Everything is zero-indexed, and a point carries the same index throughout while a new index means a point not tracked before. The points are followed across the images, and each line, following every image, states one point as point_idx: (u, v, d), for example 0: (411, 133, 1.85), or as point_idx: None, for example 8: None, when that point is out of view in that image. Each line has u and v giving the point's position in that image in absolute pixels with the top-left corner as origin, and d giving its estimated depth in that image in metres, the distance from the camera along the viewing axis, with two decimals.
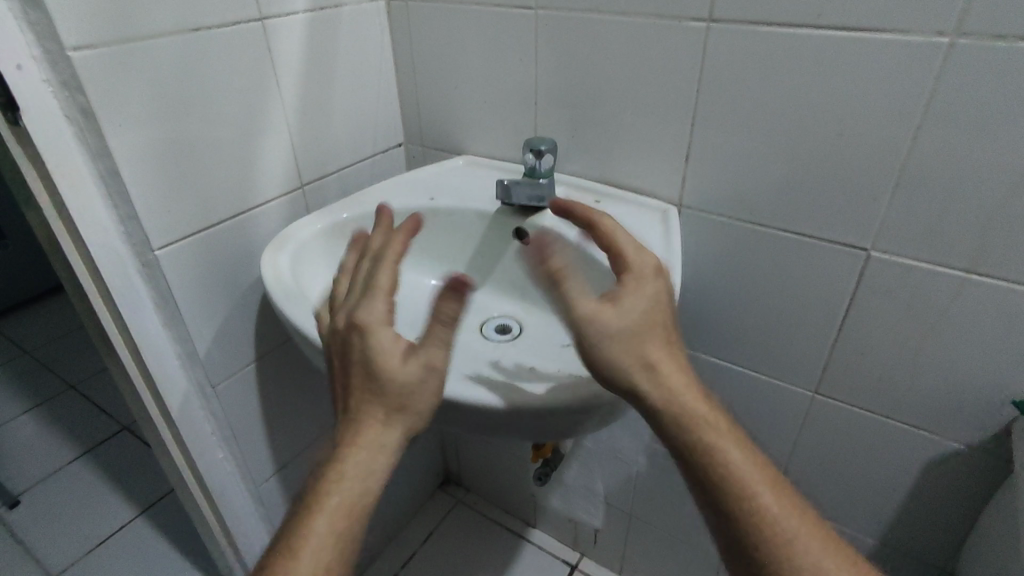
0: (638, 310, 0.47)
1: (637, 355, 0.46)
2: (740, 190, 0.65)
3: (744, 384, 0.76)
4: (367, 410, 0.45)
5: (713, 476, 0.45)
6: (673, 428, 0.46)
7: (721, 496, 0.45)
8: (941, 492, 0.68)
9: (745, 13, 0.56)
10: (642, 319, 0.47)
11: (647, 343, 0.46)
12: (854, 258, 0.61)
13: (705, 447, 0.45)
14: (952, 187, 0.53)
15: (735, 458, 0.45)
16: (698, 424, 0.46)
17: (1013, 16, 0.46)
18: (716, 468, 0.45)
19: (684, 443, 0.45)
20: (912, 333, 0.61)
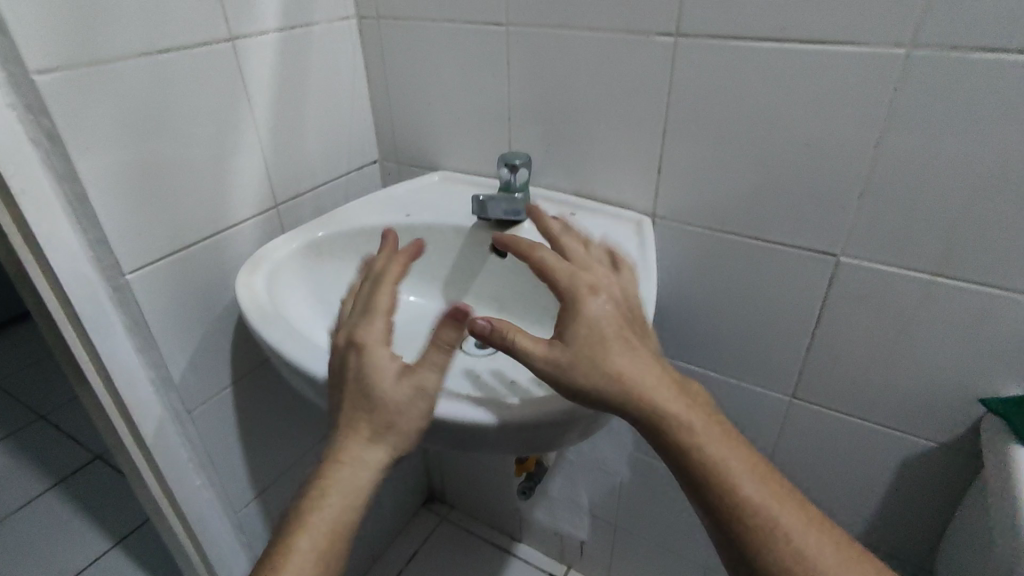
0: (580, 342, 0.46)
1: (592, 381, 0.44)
2: (711, 200, 0.66)
3: (724, 391, 0.77)
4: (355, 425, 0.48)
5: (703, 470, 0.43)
6: (656, 433, 0.44)
7: (714, 491, 0.43)
8: (916, 490, 0.70)
9: (710, 28, 0.58)
10: (590, 337, 0.46)
11: (602, 365, 0.45)
12: (825, 264, 0.62)
13: (694, 440, 0.43)
14: (914, 192, 0.55)
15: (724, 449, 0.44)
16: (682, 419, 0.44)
17: (966, 28, 0.48)
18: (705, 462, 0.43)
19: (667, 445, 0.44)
20: (883, 335, 0.63)
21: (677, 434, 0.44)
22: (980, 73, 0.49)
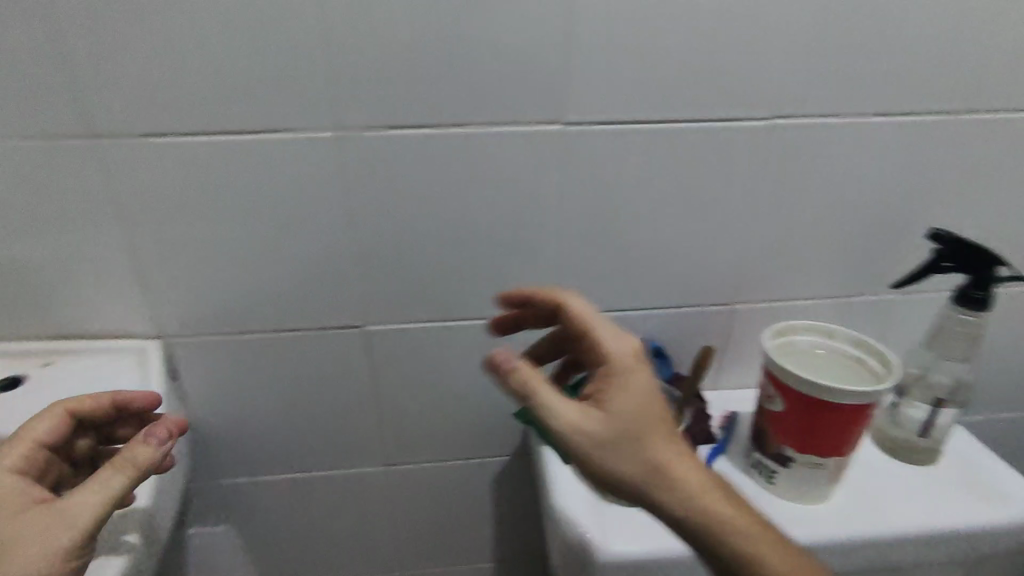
0: (642, 381, 0.44)
1: (644, 455, 0.43)
2: (220, 304, 0.59)
3: (322, 487, 0.72)
4: None
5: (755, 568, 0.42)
6: (699, 542, 0.43)
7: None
8: (514, 501, 0.76)
9: (133, 128, 0.50)
10: (620, 421, 0.43)
11: (651, 429, 0.43)
12: (355, 335, 0.62)
13: (743, 566, 0.43)
14: (397, 255, 0.58)
15: (768, 552, 0.43)
16: (726, 516, 0.43)
17: (371, 110, 0.51)
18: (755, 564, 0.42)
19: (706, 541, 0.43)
20: (431, 383, 0.66)
21: (716, 546, 0.43)
22: (401, 146, 0.53)
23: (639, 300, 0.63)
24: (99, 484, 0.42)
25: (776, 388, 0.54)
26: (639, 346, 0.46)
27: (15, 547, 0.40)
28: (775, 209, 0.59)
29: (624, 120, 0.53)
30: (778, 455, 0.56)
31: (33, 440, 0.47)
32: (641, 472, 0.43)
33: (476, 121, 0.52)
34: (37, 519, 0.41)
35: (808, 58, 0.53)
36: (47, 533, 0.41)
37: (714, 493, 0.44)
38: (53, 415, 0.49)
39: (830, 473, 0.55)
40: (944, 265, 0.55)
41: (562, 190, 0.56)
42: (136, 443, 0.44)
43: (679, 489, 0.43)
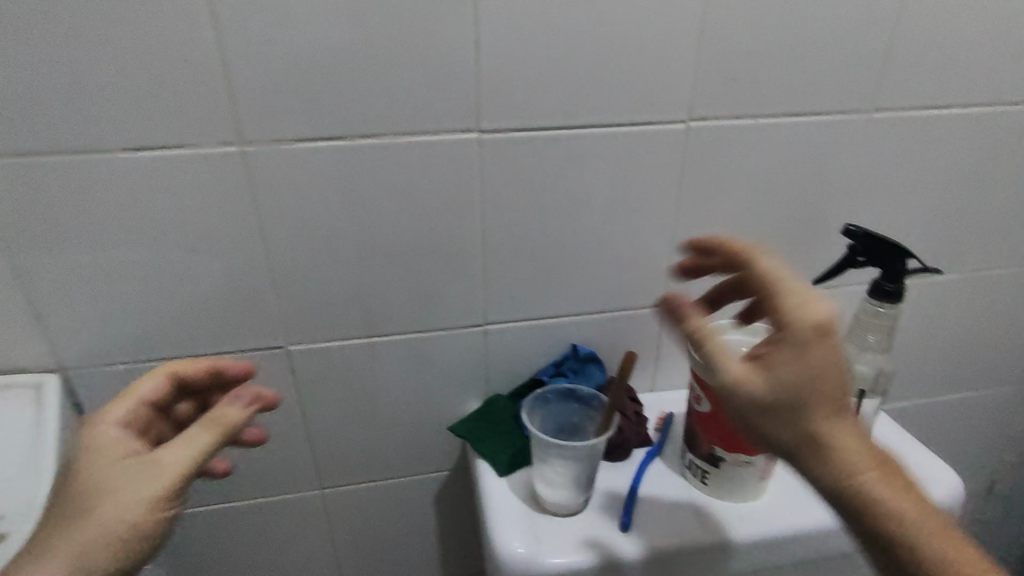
0: (830, 352, 0.37)
1: (808, 430, 0.38)
2: (126, 331, 0.55)
3: (254, 514, 0.69)
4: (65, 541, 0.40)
5: (906, 560, 0.38)
6: (855, 523, 0.39)
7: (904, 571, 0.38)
8: (457, 517, 0.74)
9: (11, 148, 0.47)
10: (794, 388, 0.37)
11: (822, 405, 0.37)
12: (276, 357, 0.60)
13: (893, 557, 0.38)
14: (315, 272, 0.56)
15: (929, 548, 0.38)
16: (895, 505, 0.38)
17: (275, 123, 0.49)
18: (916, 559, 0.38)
19: (859, 524, 0.39)
20: (361, 400, 0.64)
21: (872, 531, 0.38)
22: (310, 159, 0.51)
23: (569, 306, 0.62)
24: (190, 442, 0.44)
25: (703, 389, 0.54)
26: (836, 313, 0.38)
27: (107, 491, 0.41)
28: (698, 211, 0.60)
29: (539, 126, 0.53)
30: (709, 455, 0.56)
31: (140, 398, 0.49)
32: (807, 443, 0.38)
33: (387, 132, 0.51)
34: (133, 468, 0.43)
35: (717, 61, 0.53)
36: (133, 483, 0.42)
37: (882, 479, 0.38)
38: (160, 375, 0.51)
39: (760, 470, 0.56)
40: (859, 261, 0.56)
41: (482, 198, 0.55)
42: (224, 408, 0.46)
43: (843, 470, 0.38)
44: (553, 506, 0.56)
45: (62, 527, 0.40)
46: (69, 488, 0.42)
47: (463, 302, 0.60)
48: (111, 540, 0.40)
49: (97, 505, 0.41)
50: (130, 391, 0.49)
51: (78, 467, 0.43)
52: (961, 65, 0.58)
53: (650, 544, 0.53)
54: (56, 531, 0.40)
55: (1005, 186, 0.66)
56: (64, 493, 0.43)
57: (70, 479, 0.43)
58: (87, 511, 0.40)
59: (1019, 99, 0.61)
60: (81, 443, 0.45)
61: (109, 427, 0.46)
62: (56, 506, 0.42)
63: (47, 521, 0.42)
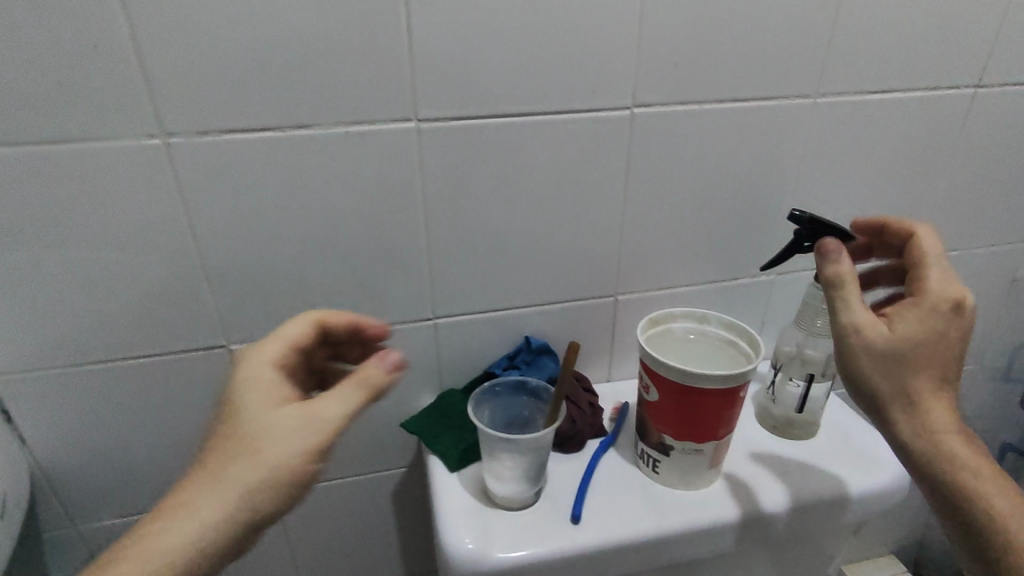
0: (956, 322, 0.44)
1: (908, 382, 0.44)
2: (56, 333, 0.53)
3: None
4: (217, 479, 0.39)
5: (969, 506, 0.44)
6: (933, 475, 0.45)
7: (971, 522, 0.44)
8: (416, 514, 0.73)
9: None
10: (911, 350, 0.43)
11: (927, 363, 0.44)
12: (218, 356, 0.58)
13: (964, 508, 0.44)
14: (254, 267, 0.54)
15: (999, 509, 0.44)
16: (966, 455, 0.44)
17: (200, 114, 0.47)
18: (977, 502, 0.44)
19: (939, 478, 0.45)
20: None
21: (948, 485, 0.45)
22: (241, 151, 0.49)
23: (521, 297, 0.62)
24: (341, 399, 0.42)
25: (651, 377, 0.54)
26: (968, 293, 0.45)
27: (261, 445, 0.40)
28: (648, 199, 0.59)
29: (480, 115, 0.52)
30: (660, 444, 0.56)
31: (289, 339, 0.47)
32: (904, 393, 0.44)
33: (321, 123, 0.49)
34: (289, 415, 0.41)
35: (660, 47, 0.52)
36: (279, 442, 0.40)
37: (960, 435, 0.45)
38: (306, 319, 0.48)
39: (709, 457, 0.56)
40: (806, 245, 0.56)
41: (426, 189, 0.54)
42: (367, 368, 0.43)
43: (927, 420, 0.44)
44: (504, 501, 0.55)
45: (207, 471, 0.40)
46: (222, 424, 0.41)
47: (410, 296, 0.59)
48: (249, 501, 0.39)
49: (251, 447, 0.40)
50: (280, 331, 0.47)
51: (229, 404, 0.42)
52: (905, 50, 0.58)
53: (599, 536, 0.53)
54: (203, 475, 0.40)
55: (950, 171, 0.67)
56: (216, 428, 0.42)
57: (224, 414, 0.42)
58: (241, 463, 0.39)
59: (961, 84, 0.61)
60: (234, 378, 0.44)
61: (262, 367, 0.44)
62: (208, 439, 0.42)
63: (199, 453, 0.42)
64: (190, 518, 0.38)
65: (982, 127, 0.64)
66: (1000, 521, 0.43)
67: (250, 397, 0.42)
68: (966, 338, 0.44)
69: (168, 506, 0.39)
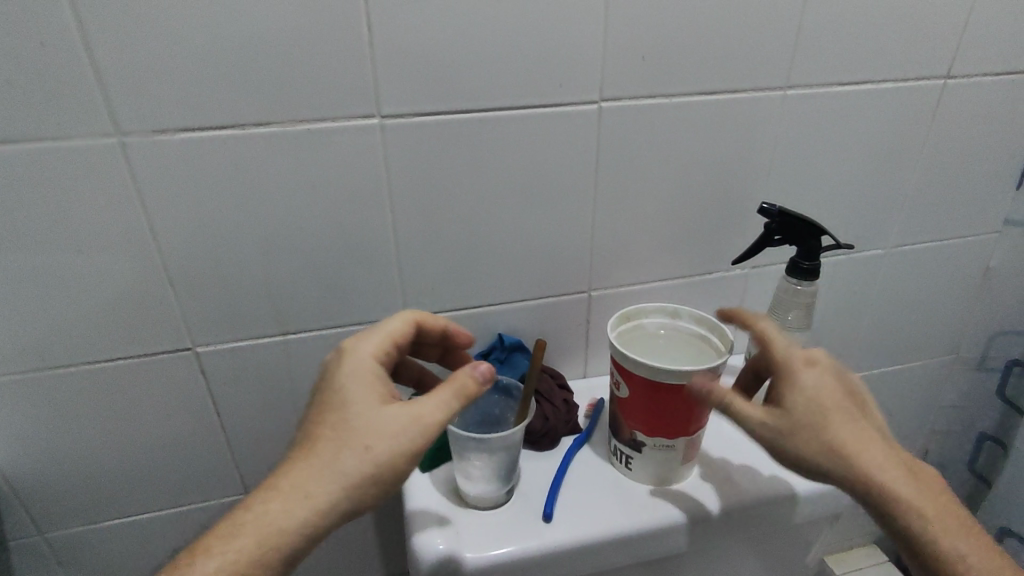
0: (825, 378, 0.46)
1: (831, 446, 0.45)
2: (14, 338, 0.52)
3: (177, 524, 0.66)
4: (326, 467, 0.42)
5: (937, 546, 0.46)
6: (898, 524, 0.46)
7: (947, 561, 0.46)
8: (393, 515, 0.72)
9: None
10: (817, 414, 0.45)
11: (836, 421, 0.45)
12: (184, 359, 0.57)
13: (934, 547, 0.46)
14: (218, 268, 0.53)
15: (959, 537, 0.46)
16: (913, 496, 0.46)
17: (154, 112, 0.46)
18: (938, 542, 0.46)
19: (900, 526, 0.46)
20: (280, 401, 0.62)
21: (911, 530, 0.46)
22: (199, 150, 0.48)
23: (493, 295, 0.61)
24: (440, 403, 0.45)
25: (623, 374, 0.54)
26: (814, 350, 0.48)
27: (369, 443, 0.43)
28: (618, 194, 0.59)
29: (445, 111, 0.51)
30: (632, 441, 0.56)
31: (393, 336, 0.50)
32: (836, 459, 0.45)
33: (283, 120, 0.49)
34: (395, 414, 0.44)
35: (626, 41, 0.52)
36: (385, 443, 0.43)
37: (900, 475, 0.46)
38: (406, 318, 0.51)
39: (681, 453, 0.56)
40: (777, 238, 0.57)
41: (392, 186, 0.53)
42: (463, 375, 0.45)
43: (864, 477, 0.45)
44: (475, 500, 0.55)
45: (316, 460, 0.43)
46: (327, 415, 0.44)
47: (380, 295, 0.58)
48: (357, 489, 0.42)
49: (361, 440, 0.43)
50: (381, 329, 0.50)
51: (333, 396, 0.45)
52: (872, 42, 0.58)
53: (571, 534, 0.53)
54: (312, 463, 0.43)
55: (922, 162, 0.67)
56: (321, 417, 0.45)
57: (328, 404, 0.45)
58: (354, 454, 0.42)
59: (930, 75, 0.61)
60: (336, 369, 0.47)
61: (362, 363, 0.47)
62: (312, 426, 0.45)
63: (303, 437, 0.45)
64: (301, 503, 0.42)
65: (952, 118, 0.65)
66: (963, 551, 0.45)
67: (356, 393, 0.45)
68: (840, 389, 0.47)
69: (278, 488, 0.42)
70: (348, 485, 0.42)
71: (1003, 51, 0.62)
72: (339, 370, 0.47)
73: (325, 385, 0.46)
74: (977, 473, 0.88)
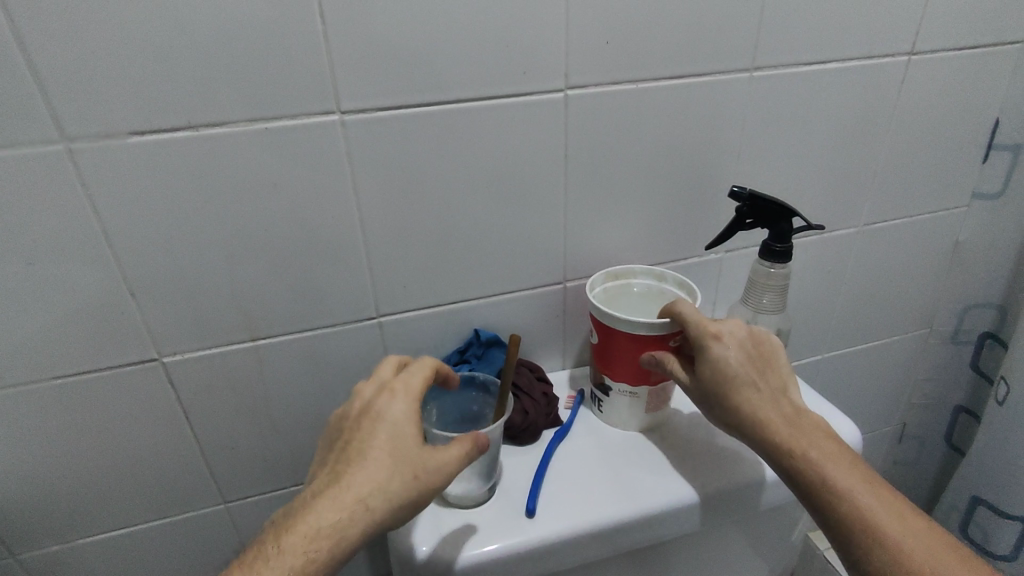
0: (728, 345, 0.51)
1: (723, 399, 0.51)
2: None
3: (154, 538, 0.64)
4: (380, 485, 0.43)
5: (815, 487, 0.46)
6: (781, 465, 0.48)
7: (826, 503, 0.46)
8: None
9: None
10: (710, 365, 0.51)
11: (725, 372, 0.51)
12: (150, 370, 0.55)
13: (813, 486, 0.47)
14: (179, 275, 0.52)
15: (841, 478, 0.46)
16: (795, 442, 0.48)
17: (101, 117, 0.44)
18: (819, 480, 0.46)
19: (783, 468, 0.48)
20: (254, 408, 0.60)
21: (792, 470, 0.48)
22: (151, 154, 0.46)
23: (466, 291, 0.60)
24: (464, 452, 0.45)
25: (594, 323, 0.59)
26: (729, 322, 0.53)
27: (418, 473, 0.43)
28: (587, 183, 0.58)
29: (407, 104, 0.50)
30: (601, 385, 0.61)
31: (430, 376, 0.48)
32: (728, 409, 0.51)
33: (238, 119, 0.47)
34: (437, 452, 0.44)
35: (589, 25, 0.51)
36: (432, 474, 0.44)
37: (777, 418, 0.49)
38: (435, 362, 0.50)
39: (646, 401, 0.60)
40: (748, 222, 0.56)
41: (357, 184, 0.52)
42: (476, 437, 0.46)
43: (748, 424, 0.50)
44: (455, 500, 0.54)
45: (373, 479, 0.43)
46: (382, 436, 0.44)
47: (350, 295, 0.57)
48: (403, 509, 0.43)
49: (412, 469, 0.43)
50: (417, 366, 0.49)
51: (386, 418, 0.45)
52: (837, 22, 0.58)
53: (551, 530, 0.52)
54: (373, 480, 0.43)
55: (889, 139, 0.67)
56: (374, 436, 0.45)
57: (382, 426, 0.45)
58: (407, 478, 0.43)
59: (895, 51, 0.61)
60: (385, 395, 0.46)
61: (411, 395, 0.47)
62: (366, 442, 0.44)
63: (354, 450, 0.44)
64: (358, 518, 0.42)
65: (918, 94, 0.65)
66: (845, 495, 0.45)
67: (403, 427, 0.45)
68: (746, 358, 0.51)
69: (338, 501, 0.42)
70: (395, 507, 0.43)
71: (966, 24, 0.62)
72: (389, 397, 0.46)
73: (374, 406, 0.46)
74: (952, 444, 0.91)
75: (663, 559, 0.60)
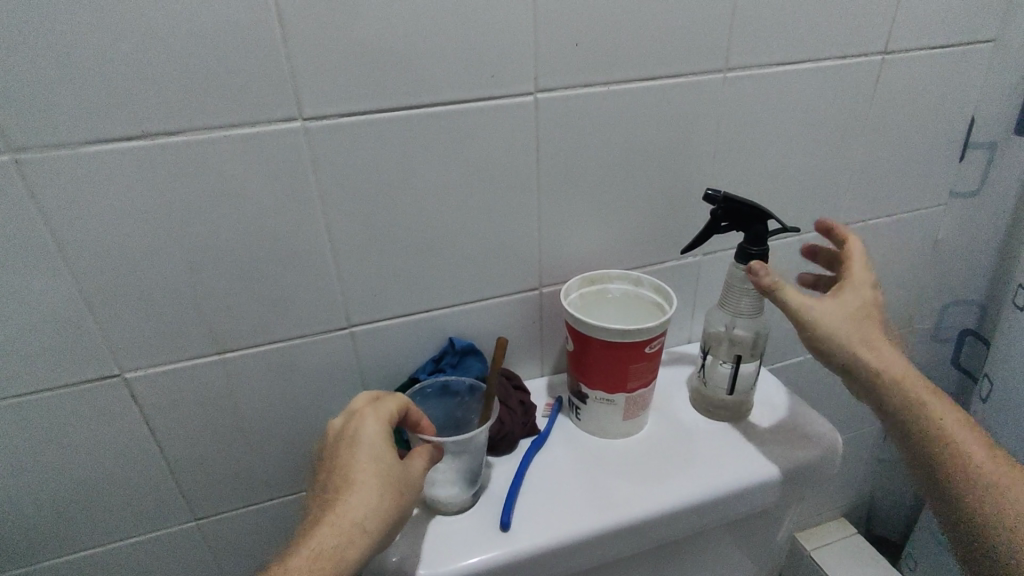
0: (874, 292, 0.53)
1: (861, 337, 0.50)
2: None
3: (123, 558, 0.62)
4: (372, 507, 0.42)
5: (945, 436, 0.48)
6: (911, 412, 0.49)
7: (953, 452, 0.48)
8: None
9: None
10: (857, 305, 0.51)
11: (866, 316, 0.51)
12: (115, 386, 0.54)
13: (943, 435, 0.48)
14: (141, 287, 0.50)
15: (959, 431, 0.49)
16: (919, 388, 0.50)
17: (52, 126, 0.43)
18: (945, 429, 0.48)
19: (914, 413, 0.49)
20: (223, 422, 0.59)
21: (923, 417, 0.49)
22: (106, 164, 0.45)
23: (439, 298, 0.59)
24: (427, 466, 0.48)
25: (570, 330, 0.58)
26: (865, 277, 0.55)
27: (401, 488, 0.44)
28: (560, 187, 0.57)
29: (371, 108, 0.48)
30: (578, 392, 0.60)
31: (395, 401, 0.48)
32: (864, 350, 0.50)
33: (196, 126, 0.45)
34: (408, 469, 0.45)
35: (557, 27, 0.50)
36: (411, 487, 0.45)
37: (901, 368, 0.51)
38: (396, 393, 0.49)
39: (623, 408, 0.59)
40: (724, 224, 0.56)
41: (322, 190, 0.51)
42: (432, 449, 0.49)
43: (891, 371, 0.49)
44: (439, 505, 0.53)
45: (365, 501, 0.42)
46: (366, 457, 0.43)
47: (320, 305, 0.56)
48: (392, 525, 0.43)
49: (394, 487, 0.44)
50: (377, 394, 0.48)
51: (365, 437, 0.44)
52: (808, 21, 0.57)
53: (526, 544, 0.51)
54: (368, 500, 0.42)
55: (864, 139, 0.66)
56: (355, 459, 0.43)
57: (362, 449, 0.44)
58: (393, 496, 0.43)
59: (867, 50, 0.61)
60: (357, 419, 0.45)
61: (382, 414, 0.46)
62: (350, 462, 0.43)
63: (338, 475, 0.43)
64: (358, 540, 0.41)
65: (892, 93, 0.64)
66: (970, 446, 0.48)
67: (382, 449, 0.44)
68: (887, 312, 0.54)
69: (334, 528, 0.41)
70: (385, 525, 0.43)
71: (938, 23, 0.62)
72: (358, 421, 0.45)
73: (348, 432, 0.45)
74: None
75: (646, 567, 0.59)
